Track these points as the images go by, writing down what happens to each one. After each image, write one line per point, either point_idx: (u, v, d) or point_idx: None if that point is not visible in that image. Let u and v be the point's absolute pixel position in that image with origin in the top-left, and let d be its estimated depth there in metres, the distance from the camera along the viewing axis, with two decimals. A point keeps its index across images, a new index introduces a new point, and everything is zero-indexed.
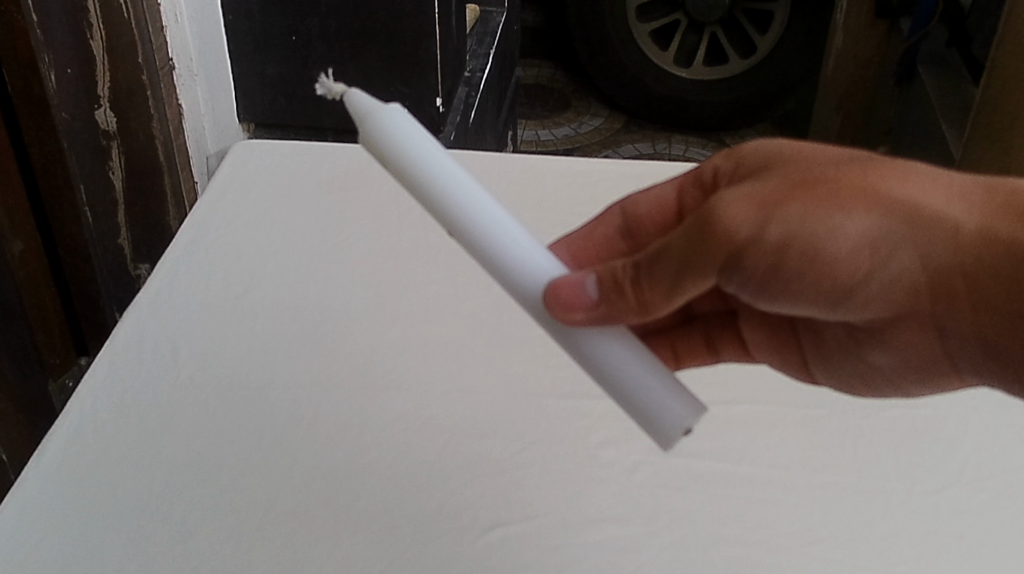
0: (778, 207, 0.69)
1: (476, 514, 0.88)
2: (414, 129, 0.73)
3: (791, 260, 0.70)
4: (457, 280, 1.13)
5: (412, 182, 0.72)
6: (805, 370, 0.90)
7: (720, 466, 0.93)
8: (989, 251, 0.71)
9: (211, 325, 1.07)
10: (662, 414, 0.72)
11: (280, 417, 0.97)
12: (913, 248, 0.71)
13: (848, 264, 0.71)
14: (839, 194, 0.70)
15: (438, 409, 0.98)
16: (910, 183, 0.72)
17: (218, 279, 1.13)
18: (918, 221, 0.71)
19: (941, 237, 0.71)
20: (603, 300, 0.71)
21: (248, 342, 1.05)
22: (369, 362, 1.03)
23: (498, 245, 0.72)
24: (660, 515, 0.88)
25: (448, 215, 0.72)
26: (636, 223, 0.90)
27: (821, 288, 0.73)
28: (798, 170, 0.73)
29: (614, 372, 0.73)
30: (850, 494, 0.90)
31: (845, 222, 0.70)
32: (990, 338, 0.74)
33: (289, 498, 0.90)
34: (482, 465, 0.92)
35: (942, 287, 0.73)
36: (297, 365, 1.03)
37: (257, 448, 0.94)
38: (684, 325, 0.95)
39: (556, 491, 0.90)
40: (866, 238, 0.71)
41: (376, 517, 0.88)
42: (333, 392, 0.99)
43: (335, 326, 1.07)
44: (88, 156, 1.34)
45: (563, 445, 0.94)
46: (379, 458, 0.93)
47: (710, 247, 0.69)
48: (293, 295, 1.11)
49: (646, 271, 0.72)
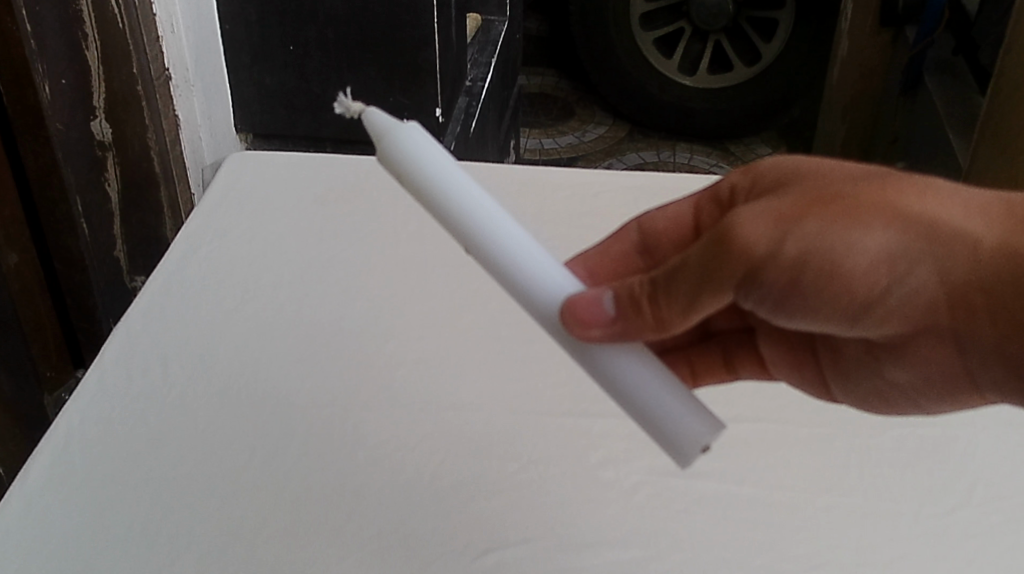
0: (797, 222, 0.67)
1: (472, 537, 0.86)
2: (428, 143, 0.71)
3: (809, 276, 0.68)
4: (455, 294, 1.11)
5: (426, 195, 0.70)
6: (824, 390, 0.87)
7: (723, 487, 0.90)
8: (1008, 267, 0.68)
9: (204, 340, 1.05)
10: (681, 431, 0.69)
11: (272, 435, 0.95)
12: (932, 262, 0.69)
13: (867, 280, 0.69)
14: (858, 208, 0.68)
15: (434, 427, 0.95)
16: (929, 197, 0.69)
17: (212, 293, 1.11)
18: (936, 236, 0.68)
19: (961, 252, 0.69)
20: (619, 316, 0.69)
21: (241, 358, 1.03)
22: (364, 379, 1.00)
23: (514, 260, 0.69)
24: (661, 538, 0.86)
25: (463, 228, 0.70)
26: (652, 239, 0.87)
27: (839, 305, 0.70)
28: (815, 186, 0.70)
29: (630, 387, 0.70)
30: (858, 517, 0.88)
31: (865, 237, 0.68)
32: (1011, 353, 0.71)
33: (281, 520, 0.87)
34: (478, 485, 0.90)
35: (961, 302, 0.70)
36: (291, 382, 1.00)
37: (249, 468, 0.91)
38: (702, 341, 0.93)
39: (556, 514, 0.87)
40: (885, 253, 0.68)
41: (369, 540, 0.85)
42: (327, 411, 0.97)
43: (330, 342, 1.05)
44: (84, 167, 1.32)
45: (562, 465, 0.91)
46: (373, 478, 0.90)
47: (729, 263, 0.66)
48: (287, 310, 1.09)
49: (663, 286, 0.69)
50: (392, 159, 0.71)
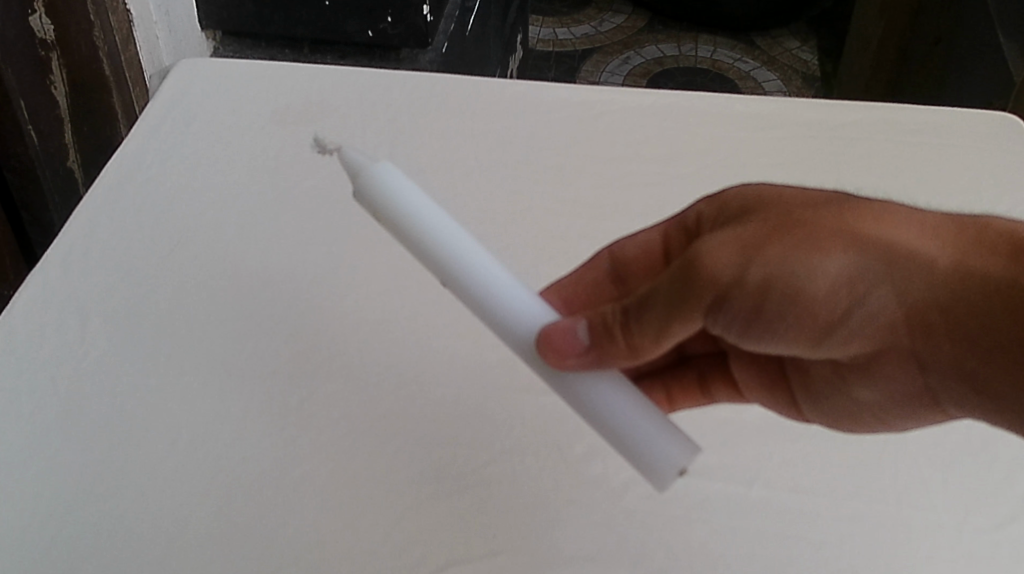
0: (759, 247, 0.62)
1: (429, 547, 0.72)
2: (405, 182, 0.66)
3: (771, 302, 0.63)
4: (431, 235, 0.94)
5: (402, 234, 0.65)
6: (794, 406, 0.77)
7: (730, 487, 0.76)
8: (966, 287, 0.63)
9: (135, 293, 0.90)
10: (653, 451, 0.63)
11: (205, 413, 0.80)
12: (892, 284, 0.63)
13: (828, 304, 0.63)
14: (820, 232, 0.63)
15: (392, 407, 0.81)
16: (887, 222, 0.64)
17: (150, 230, 0.96)
18: (896, 259, 0.63)
19: (919, 273, 0.63)
20: (596, 343, 0.64)
21: (180, 314, 0.88)
22: (320, 344, 0.85)
23: (491, 288, 0.65)
24: (653, 553, 0.72)
25: (440, 265, 0.65)
26: (625, 265, 0.77)
27: (805, 329, 0.65)
28: (778, 210, 0.65)
29: (601, 412, 0.64)
30: (887, 533, 0.74)
31: (828, 262, 0.62)
32: (976, 372, 0.64)
33: (204, 521, 0.74)
34: (440, 481, 0.76)
35: (919, 323, 0.64)
36: (233, 347, 0.85)
37: (173, 453, 0.78)
38: (677, 366, 0.82)
39: (530, 521, 0.74)
40: (846, 277, 0.63)
41: (306, 551, 0.72)
42: (272, 383, 0.82)
43: (283, 298, 0.89)
44: (26, 70, 1.14)
45: (542, 458, 0.77)
46: (318, 469, 0.77)
47: (697, 288, 0.61)
48: (232, 254, 0.93)
49: (635, 311, 0.64)
50: (365, 193, 0.66)
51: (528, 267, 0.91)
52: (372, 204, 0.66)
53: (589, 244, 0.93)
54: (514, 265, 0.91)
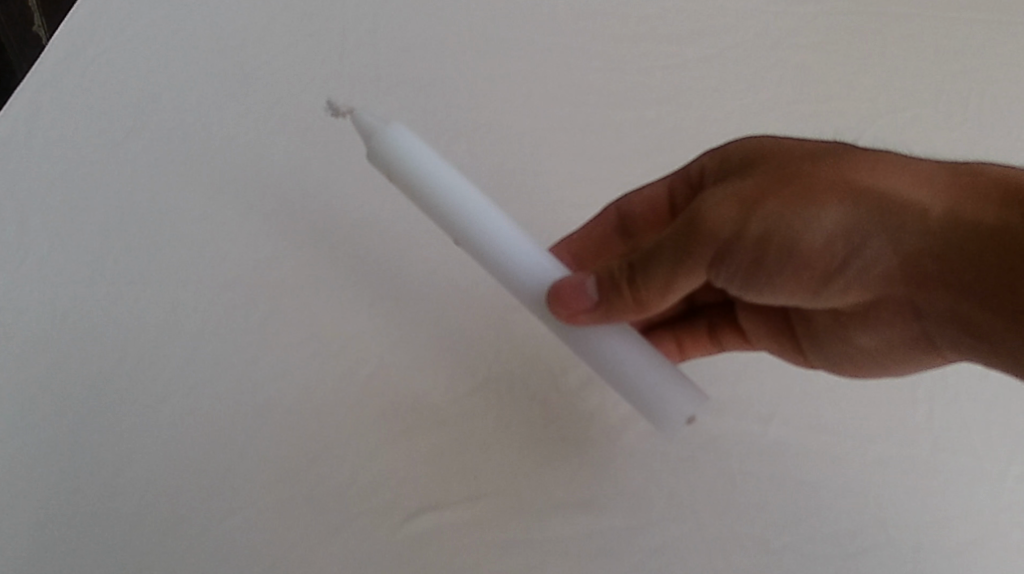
0: (752, 201, 0.56)
1: (401, 490, 0.65)
2: (413, 141, 0.60)
3: (767, 257, 0.57)
4: (414, 117, 0.80)
5: (413, 195, 0.61)
6: (796, 348, 0.67)
7: (744, 426, 0.67)
8: (970, 238, 0.54)
9: (67, 171, 0.75)
10: (662, 397, 0.61)
11: (150, 327, 0.70)
12: (889, 235, 0.55)
13: (825, 257, 0.57)
14: (816, 182, 0.56)
15: (363, 322, 0.70)
16: (882, 168, 0.57)
17: (81, 86, 0.79)
18: (891, 209, 0.55)
19: (915, 224, 0.55)
20: (605, 297, 0.59)
21: (120, 200, 0.75)
22: (282, 246, 0.73)
23: (513, 255, 0.60)
24: (652, 501, 0.65)
25: (453, 226, 0.60)
26: (635, 219, 0.70)
27: (805, 284, 0.58)
28: (771, 161, 0.59)
29: (605, 367, 0.62)
30: (917, 481, 0.65)
31: (826, 215, 0.56)
32: (981, 326, 0.56)
33: (150, 457, 0.66)
34: (415, 412, 0.67)
35: (917, 275, 0.56)
36: (183, 243, 0.73)
37: (116, 375, 0.68)
38: (686, 318, 0.72)
39: (514, 463, 0.66)
40: (842, 229, 0.56)
41: (264, 493, 0.65)
42: (227, 291, 0.71)
43: (239, 183, 0.75)
44: None
45: (531, 388, 0.68)
46: (278, 397, 0.67)
47: (691, 245, 0.56)
48: (182, 118, 0.78)
49: (636, 262, 0.58)
50: (381, 155, 0.60)
51: (524, 163, 0.79)
52: (378, 161, 0.60)
53: (598, 135, 0.80)
54: (508, 161, 0.79)
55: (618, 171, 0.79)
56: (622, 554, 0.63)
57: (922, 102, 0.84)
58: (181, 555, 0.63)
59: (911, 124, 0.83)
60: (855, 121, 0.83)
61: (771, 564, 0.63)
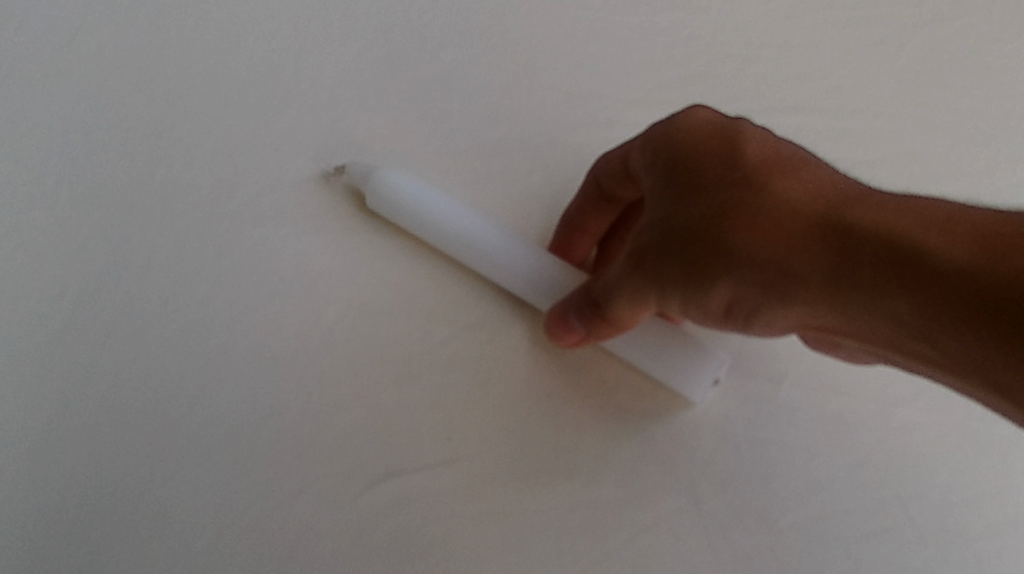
0: (651, 268, 0.53)
1: (368, 451, 0.58)
2: (414, 185, 0.61)
3: (684, 311, 0.55)
4: (393, 20, 0.69)
5: (418, 230, 0.62)
6: None
7: (753, 387, 0.60)
8: (859, 305, 0.49)
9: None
10: (687, 365, 0.58)
11: (92, 258, 0.62)
12: (781, 300, 0.51)
13: (732, 315, 0.54)
14: (699, 247, 0.52)
15: (329, 259, 0.62)
16: (761, 225, 0.51)
17: None
18: (770, 276, 0.51)
19: (799, 289, 0.50)
20: (587, 330, 0.57)
21: (57, 107, 0.65)
22: (237, 171, 0.64)
23: (517, 270, 0.60)
24: (646, 468, 0.58)
25: (459, 254, 0.61)
26: (609, 180, 0.61)
27: (722, 328, 0.56)
28: (672, 203, 0.53)
29: (619, 345, 0.59)
30: (940, 452, 0.59)
31: (714, 284, 0.52)
32: (902, 366, 0.52)
33: (92, 406, 0.59)
34: (385, 365, 0.60)
35: (824, 328, 0.52)
36: (128, 162, 0.64)
37: (55, 312, 0.61)
38: None
39: (492, 423, 0.59)
40: (735, 295, 0.52)
41: (218, 451, 0.58)
42: (177, 220, 0.63)
43: (191, 92, 0.66)
44: None
45: (515, 336, 0.61)
46: (234, 342, 0.60)
47: (616, 308, 0.55)
48: (127, 12, 0.68)
49: (584, 309, 0.57)
50: (379, 199, 0.62)
51: (515, 78, 0.68)
52: (381, 207, 0.62)
53: (600, 45, 0.70)
54: (499, 74, 0.68)
55: (621, 88, 0.69)
56: (609, 528, 0.57)
57: (974, 7, 0.73)
58: (127, 517, 0.58)
59: (959, 35, 0.72)
60: (897, 31, 0.72)
61: (777, 541, 0.57)
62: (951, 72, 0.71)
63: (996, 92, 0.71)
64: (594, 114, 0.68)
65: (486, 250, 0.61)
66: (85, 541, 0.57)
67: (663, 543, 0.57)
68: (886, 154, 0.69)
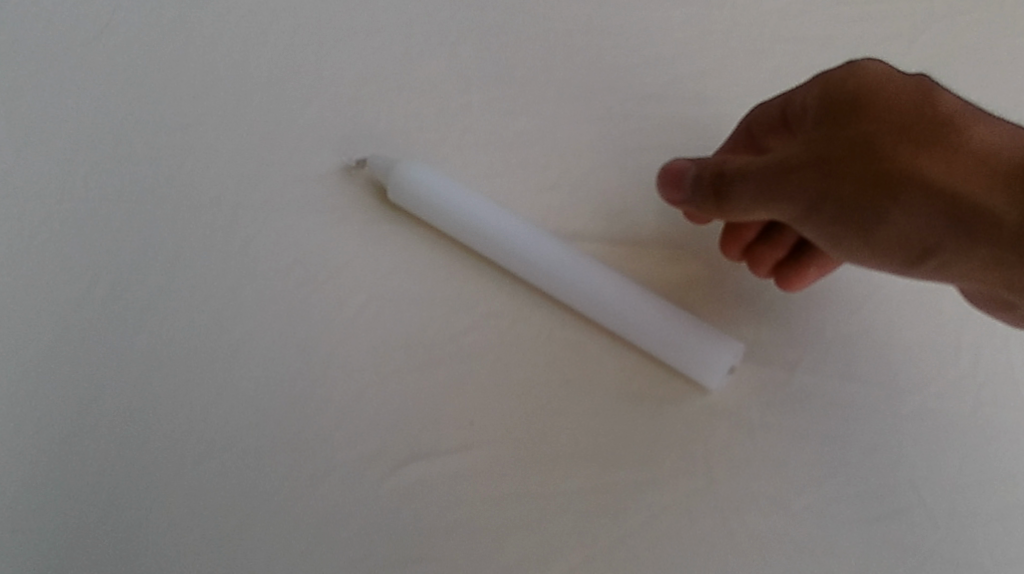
0: (830, 185, 0.53)
1: (392, 437, 0.60)
2: (434, 179, 0.63)
3: (846, 238, 0.54)
4: (413, 16, 0.70)
5: (439, 223, 0.63)
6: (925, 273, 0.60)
7: (768, 373, 0.61)
8: None
9: (24, 65, 0.68)
10: (697, 353, 0.59)
11: (121, 250, 0.64)
12: (962, 238, 0.51)
13: (904, 251, 0.53)
14: (886, 175, 0.52)
15: (354, 250, 0.64)
16: (955, 162, 0.51)
17: None
18: (961, 213, 0.51)
19: (986, 227, 0.51)
20: (698, 202, 0.58)
21: (85, 101, 0.67)
22: (261, 164, 0.66)
23: (535, 258, 0.62)
24: (696, 441, 0.60)
25: (480, 244, 0.63)
26: (761, 125, 0.61)
27: (884, 266, 0.55)
28: (860, 126, 0.53)
29: (632, 333, 0.61)
30: (950, 438, 0.60)
31: (896, 212, 0.52)
32: None
33: (123, 393, 0.61)
34: (407, 353, 0.61)
35: (997, 277, 0.52)
36: (156, 155, 0.66)
37: (86, 301, 0.62)
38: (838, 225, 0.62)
39: (513, 408, 0.60)
40: (920, 228, 0.52)
41: (245, 435, 0.60)
42: (205, 210, 0.64)
43: (216, 86, 0.68)
44: None
45: (535, 323, 0.62)
46: (261, 329, 0.62)
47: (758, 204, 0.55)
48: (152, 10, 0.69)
49: (723, 198, 0.56)
50: (402, 191, 0.63)
51: (532, 72, 0.69)
52: (402, 200, 0.63)
53: (615, 41, 0.71)
54: (518, 69, 0.69)
55: (637, 79, 0.70)
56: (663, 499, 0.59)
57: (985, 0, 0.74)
58: (157, 501, 0.59)
59: (970, 29, 0.73)
60: (909, 25, 0.73)
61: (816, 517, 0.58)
62: (961, 66, 0.72)
63: (1008, 87, 0.72)
64: (611, 107, 0.69)
65: (505, 239, 0.62)
66: (120, 523, 0.59)
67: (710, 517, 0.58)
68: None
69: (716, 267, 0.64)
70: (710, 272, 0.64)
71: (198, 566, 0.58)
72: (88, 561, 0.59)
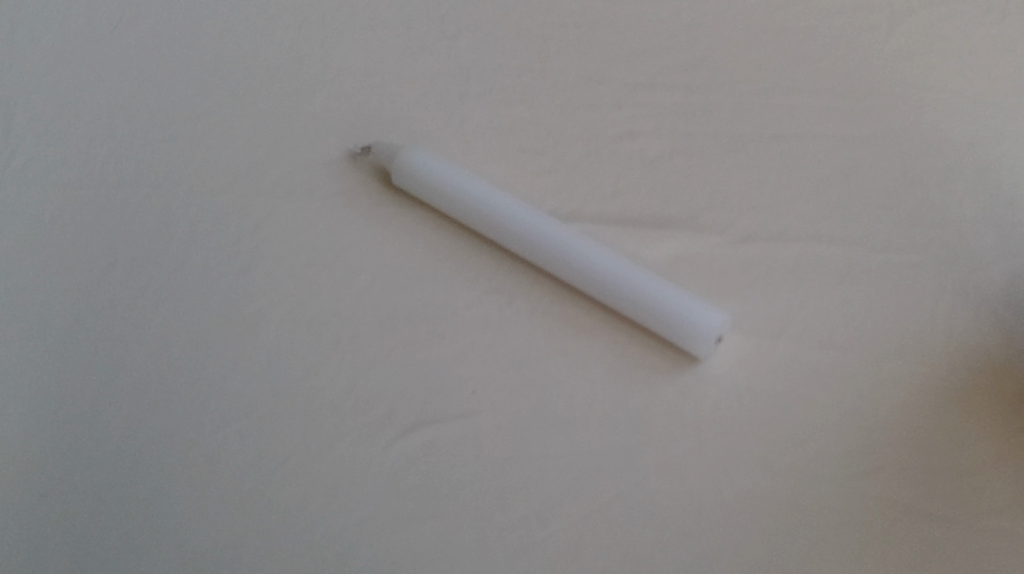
0: None
1: (397, 405, 0.63)
2: (435, 161, 0.67)
3: None
4: (412, 12, 0.74)
5: (441, 202, 0.67)
6: None
7: (751, 341, 0.65)
8: None
9: (52, 66, 0.73)
10: (686, 319, 0.63)
11: (142, 233, 0.67)
12: None
13: None
14: None
15: (360, 230, 0.67)
16: None
17: None
18: None
19: None
20: None
21: (109, 97, 0.72)
22: (272, 150, 0.69)
23: (531, 233, 0.65)
24: (813, 438, 0.63)
25: (479, 221, 0.66)
26: None
27: None
28: None
29: (623, 303, 0.64)
30: (925, 398, 0.63)
31: None
32: None
33: (145, 367, 0.64)
34: (411, 326, 0.65)
35: None
36: (174, 144, 0.70)
37: (106, 281, 0.66)
38: None
39: (513, 377, 0.64)
40: None
41: (261, 404, 0.63)
42: (219, 195, 0.68)
43: (227, 81, 0.72)
44: None
45: (533, 299, 0.66)
46: (272, 306, 0.65)
47: None
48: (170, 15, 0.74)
49: None
50: (407, 174, 0.67)
51: (529, 61, 0.73)
52: (406, 182, 0.67)
53: (609, 32, 0.74)
54: (516, 60, 0.73)
55: (628, 66, 0.73)
56: (837, 511, 0.61)
57: None
58: (176, 466, 0.63)
59: None
60: None
61: (1018, 534, 0.60)
62: None
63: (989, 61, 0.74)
64: (605, 96, 0.72)
65: (503, 217, 0.66)
66: (142, 487, 0.62)
67: (905, 534, 0.61)
68: (893, 127, 0.71)
69: (705, 244, 0.68)
70: (700, 249, 0.67)
71: (213, 528, 0.61)
72: (108, 526, 0.62)
